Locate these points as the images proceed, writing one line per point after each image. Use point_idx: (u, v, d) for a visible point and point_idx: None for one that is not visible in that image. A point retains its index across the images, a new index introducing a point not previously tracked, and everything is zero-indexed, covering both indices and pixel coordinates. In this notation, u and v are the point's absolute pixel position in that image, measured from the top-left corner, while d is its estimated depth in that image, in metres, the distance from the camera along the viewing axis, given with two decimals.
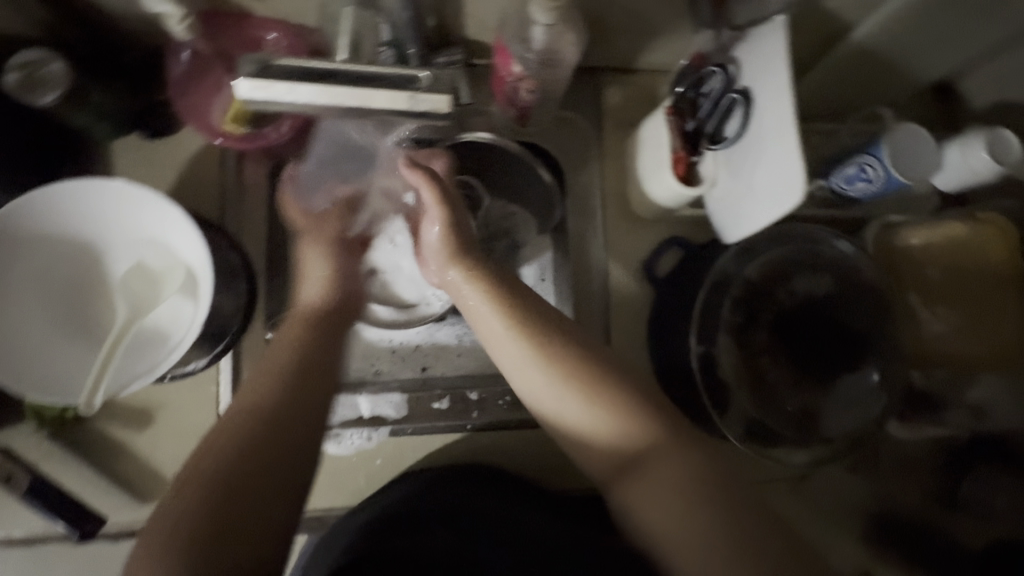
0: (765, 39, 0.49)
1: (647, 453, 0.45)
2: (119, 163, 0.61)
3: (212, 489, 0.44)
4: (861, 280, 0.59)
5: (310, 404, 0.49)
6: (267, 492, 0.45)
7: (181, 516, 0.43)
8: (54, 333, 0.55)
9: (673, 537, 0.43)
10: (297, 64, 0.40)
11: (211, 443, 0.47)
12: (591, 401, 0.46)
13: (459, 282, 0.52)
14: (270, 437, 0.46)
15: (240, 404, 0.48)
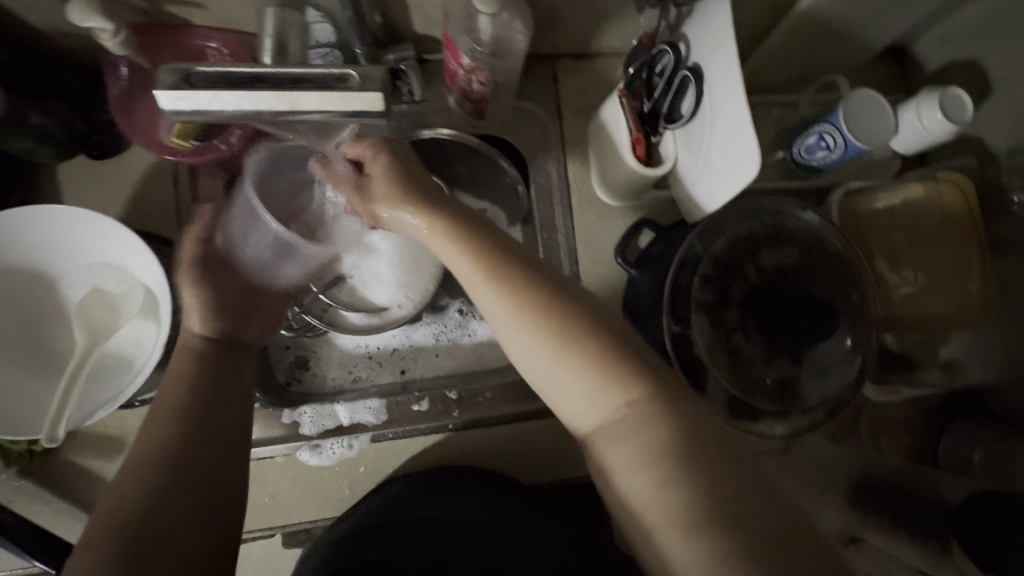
0: (711, 12, 0.48)
1: (631, 410, 0.40)
2: (68, 187, 0.60)
3: (136, 524, 0.40)
4: (823, 247, 0.60)
5: (228, 426, 0.48)
6: (197, 510, 0.43)
7: (103, 531, 0.39)
8: (10, 368, 0.52)
9: (653, 512, 0.37)
10: (219, 69, 0.37)
11: (119, 487, 0.42)
12: (571, 352, 0.41)
13: (417, 226, 0.46)
14: (191, 465, 0.44)
15: (162, 421, 0.46)
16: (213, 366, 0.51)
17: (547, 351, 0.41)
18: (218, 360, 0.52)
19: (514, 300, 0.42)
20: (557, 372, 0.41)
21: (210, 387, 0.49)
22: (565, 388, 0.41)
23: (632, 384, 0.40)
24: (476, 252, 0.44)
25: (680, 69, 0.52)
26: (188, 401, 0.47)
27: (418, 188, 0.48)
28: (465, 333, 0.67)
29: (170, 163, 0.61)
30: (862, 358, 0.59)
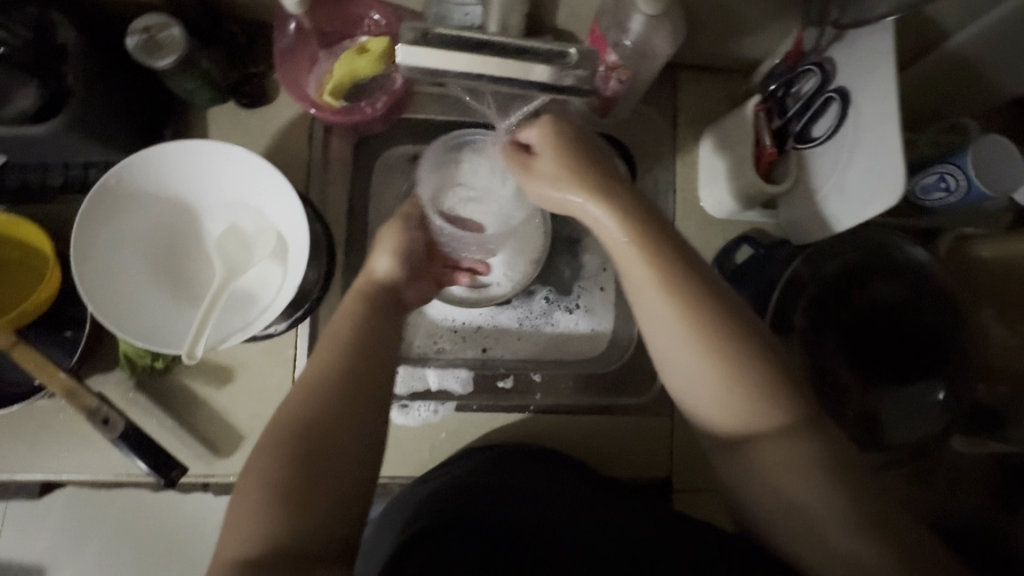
0: (872, 37, 0.49)
1: (778, 427, 0.46)
2: (215, 129, 0.63)
3: (294, 450, 0.45)
4: (936, 284, 0.59)
5: (379, 367, 0.51)
6: (350, 447, 0.47)
7: (274, 464, 0.45)
8: (153, 289, 0.57)
9: (796, 509, 0.45)
10: (453, 33, 0.46)
11: (282, 421, 0.47)
12: (721, 357, 0.47)
13: (605, 220, 0.50)
14: (341, 405, 0.48)
15: (318, 362, 0.50)
16: (380, 313, 0.54)
17: (692, 350, 0.47)
18: (383, 305, 0.55)
19: (681, 309, 0.47)
20: (698, 369, 0.47)
21: (365, 329, 0.52)
22: (717, 391, 0.47)
23: (782, 403, 0.46)
24: (646, 247, 0.49)
25: (824, 91, 0.53)
26: (349, 343, 0.51)
27: (588, 174, 0.52)
28: (548, 321, 0.69)
29: (308, 119, 0.64)
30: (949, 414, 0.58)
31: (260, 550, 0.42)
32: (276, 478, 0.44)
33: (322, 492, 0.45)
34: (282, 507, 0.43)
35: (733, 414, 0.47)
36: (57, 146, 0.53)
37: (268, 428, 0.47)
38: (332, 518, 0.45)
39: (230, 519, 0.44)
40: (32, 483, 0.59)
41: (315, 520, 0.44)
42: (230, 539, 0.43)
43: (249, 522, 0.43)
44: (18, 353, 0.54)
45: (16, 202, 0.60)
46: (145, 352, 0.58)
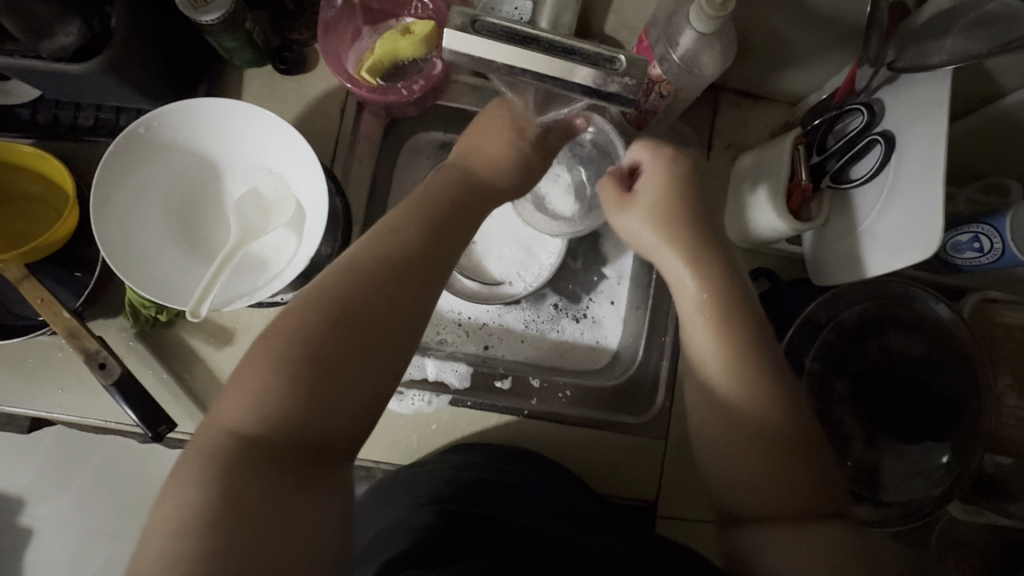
0: (923, 85, 0.47)
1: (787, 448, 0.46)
2: (249, 90, 0.63)
3: (327, 330, 0.44)
4: (955, 343, 0.56)
5: (431, 275, 0.50)
6: (382, 345, 0.46)
7: (307, 335, 0.44)
8: (167, 241, 0.57)
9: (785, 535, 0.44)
10: (504, 25, 0.45)
11: (329, 290, 0.46)
12: (746, 381, 0.48)
13: (656, 244, 0.54)
14: (386, 298, 0.47)
15: (373, 246, 0.49)
16: (448, 217, 0.53)
17: (726, 364, 0.48)
18: (455, 203, 0.55)
19: (715, 312, 0.49)
20: (724, 388, 0.48)
21: (430, 231, 0.51)
22: (741, 394, 0.47)
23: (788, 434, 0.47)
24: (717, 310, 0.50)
25: (868, 132, 0.52)
26: (407, 242, 0.50)
27: (678, 209, 0.54)
28: (553, 328, 0.70)
29: (341, 93, 0.64)
30: (952, 479, 0.55)
31: (274, 422, 0.41)
32: (302, 352, 0.43)
33: (344, 381, 0.44)
34: (298, 386, 0.42)
35: (735, 426, 0.48)
36: (94, 87, 0.53)
37: (308, 294, 0.46)
38: (346, 410, 0.44)
39: (240, 381, 0.43)
40: (22, 416, 0.60)
41: (333, 401, 0.43)
42: (236, 405, 0.42)
43: (265, 391, 0.42)
44: (25, 288, 0.54)
45: (43, 137, 0.60)
46: (150, 303, 0.57)
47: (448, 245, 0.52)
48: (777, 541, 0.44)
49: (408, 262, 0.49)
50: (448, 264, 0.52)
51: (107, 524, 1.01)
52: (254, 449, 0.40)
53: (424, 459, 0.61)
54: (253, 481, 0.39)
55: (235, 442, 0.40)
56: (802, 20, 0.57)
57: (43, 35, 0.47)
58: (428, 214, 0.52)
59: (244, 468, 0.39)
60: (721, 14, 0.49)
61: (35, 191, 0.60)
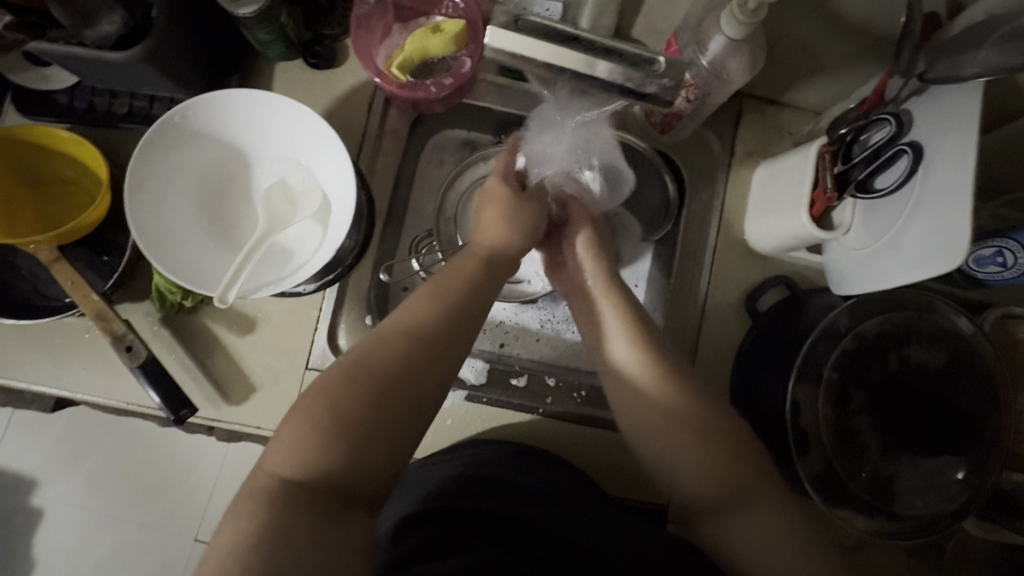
0: (956, 98, 0.47)
1: (722, 452, 0.50)
2: (280, 83, 0.64)
3: (366, 394, 0.46)
4: (977, 359, 0.56)
5: (461, 338, 0.52)
6: (414, 407, 0.48)
7: (346, 396, 0.46)
8: (196, 229, 0.59)
9: (748, 541, 0.47)
10: (546, 24, 0.46)
11: (367, 353, 0.49)
12: (671, 387, 0.53)
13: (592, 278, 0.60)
14: (422, 366, 0.49)
15: (406, 313, 0.51)
16: (484, 279, 0.56)
17: (645, 370, 0.54)
18: (489, 269, 0.57)
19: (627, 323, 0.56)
20: (652, 394, 0.53)
21: (465, 295, 0.54)
22: (666, 404, 0.52)
23: (710, 435, 0.51)
24: (627, 316, 0.57)
25: (896, 143, 0.51)
26: (443, 309, 0.52)
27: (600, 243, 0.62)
28: (569, 328, 0.70)
29: (369, 89, 0.65)
30: (969, 494, 0.55)
31: (313, 471, 0.43)
32: (345, 411, 0.45)
33: (377, 445, 0.46)
34: (337, 446, 0.44)
35: (676, 437, 0.52)
36: (132, 76, 0.54)
37: (346, 358, 0.49)
38: (377, 469, 0.46)
39: (282, 434, 0.45)
40: (47, 395, 0.61)
41: (370, 454, 0.45)
42: (278, 453, 0.44)
43: (306, 443, 0.44)
44: (56, 270, 0.55)
45: (78, 123, 0.61)
46: (177, 289, 0.58)
47: (479, 312, 0.54)
48: (750, 548, 0.47)
49: (444, 330, 0.51)
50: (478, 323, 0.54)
51: (117, 509, 1.02)
52: (294, 489, 0.42)
53: (438, 453, 0.61)
54: (292, 515, 0.41)
55: (278, 483, 0.42)
56: (831, 28, 0.57)
57: (87, 23, 0.49)
58: (464, 276, 0.55)
59: (286, 508, 0.41)
60: (752, 21, 0.49)
61: (70, 174, 0.62)
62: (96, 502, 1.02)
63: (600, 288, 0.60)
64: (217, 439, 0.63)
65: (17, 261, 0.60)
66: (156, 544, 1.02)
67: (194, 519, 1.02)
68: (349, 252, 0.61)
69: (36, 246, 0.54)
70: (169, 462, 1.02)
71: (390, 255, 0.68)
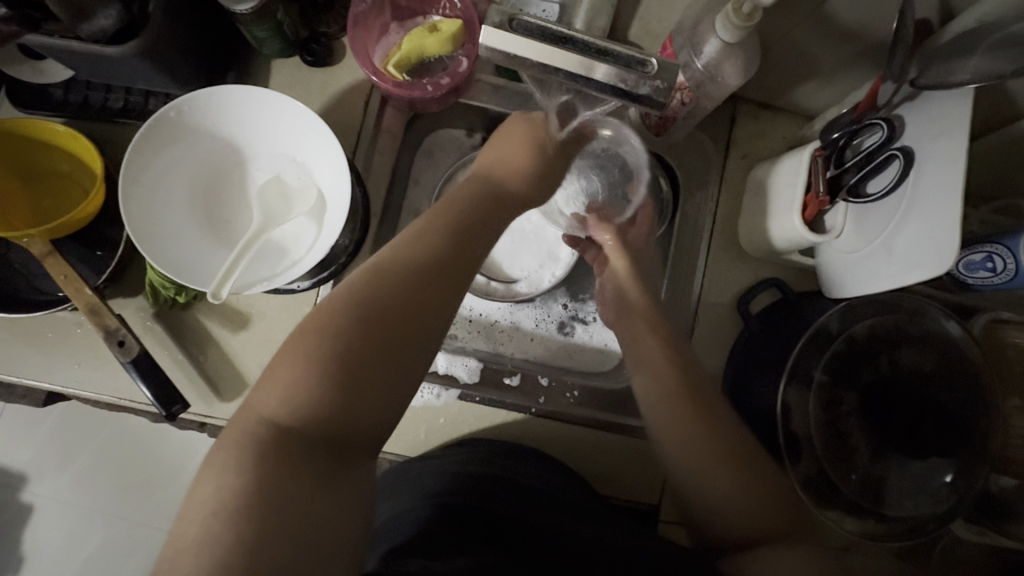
0: (945, 104, 0.48)
1: (719, 433, 0.52)
2: (276, 80, 0.64)
3: (353, 334, 0.45)
4: (967, 364, 0.57)
5: (449, 279, 0.50)
6: (404, 350, 0.47)
7: (335, 336, 0.45)
8: (191, 223, 0.59)
9: (744, 519, 0.49)
10: (541, 24, 0.46)
11: (356, 290, 0.47)
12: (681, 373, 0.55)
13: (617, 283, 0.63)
14: (415, 305, 0.48)
15: (394, 251, 0.50)
16: (467, 217, 0.55)
17: (658, 340, 0.57)
18: (479, 208, 0.56)
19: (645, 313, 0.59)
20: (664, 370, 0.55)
21: (452, 235, 0.52)
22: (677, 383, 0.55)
23: (712, 416, 0.53)
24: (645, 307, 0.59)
25: (887, 148, 0.52)
26: (432, 245, 0.51)
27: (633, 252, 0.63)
28: (562, 328, 0.70)
29: (365, 86, 0.65)
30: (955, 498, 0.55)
31: (301, 419, 0.42)
32: (333, 352, 0.44)
33: (368, 386, 0.45)
34: (324, 387, 0.43)
35: (692, 413, 0.53)
36: (126, 70, 0.54)
37: (335, 295, 0.47)
38: (373, 408, 0.45)
39: (274, 372, 0.44)
40: (39, 388, 0.61)
41: (360, 397, 0.44)
42: (268, 396, 0.43)
43: (295, 387, 0.43)
44: (49, 264, 0.55)
45: (73, 117, 0.61)
46: (170, 284, 0.58)
47: (472, 252, 0.53)
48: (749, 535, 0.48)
49: (432, 265, 0.50)
50: (466, 264, 0.52)
51: (108, 505, 1.02)
52: (282, 436, 0.41)
53: (434, 451, 0.61)
54: (284, 470, 0.40)
55: (265, 429, 0.42)
56: (826, 33, 0.57)
57: (83, 17, 0.48)
58: (454, 215, 0.54)
59: (277, 462, 0.40)
60: (747, 24, 0.49)
61: (64, 169, 0.61)
62: (88, 497, 1.02)
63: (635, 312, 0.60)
64: (209, 435, 0.63)
65: (10, 254, 0.60)
66: (146, 540, 1.02)
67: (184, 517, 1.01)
68: (342, 251, 0.61)
69: (29, 239, 0.54)
70: (162, 457, 1.01)
71: None
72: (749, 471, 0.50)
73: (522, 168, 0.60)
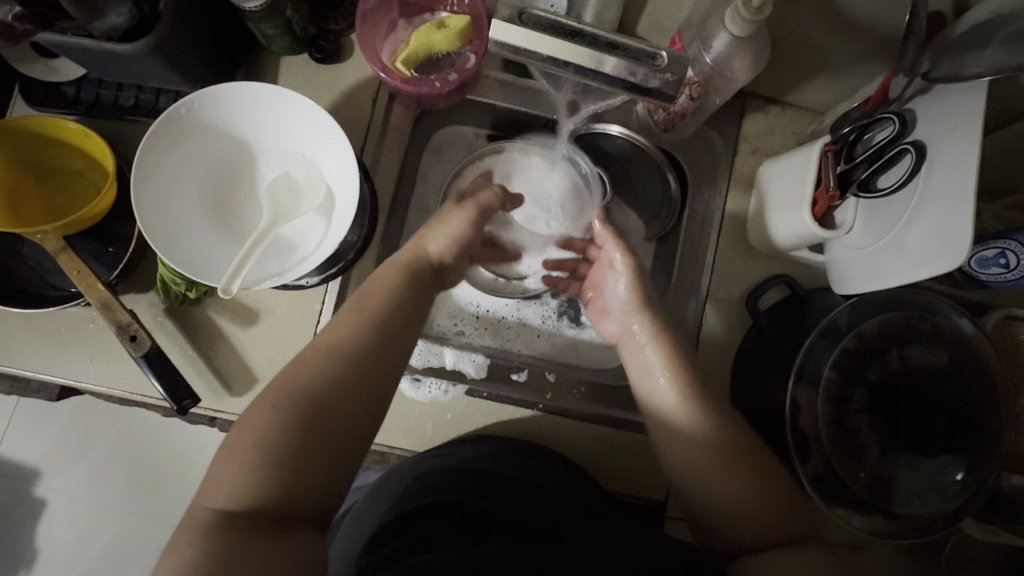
0: (958, 97, 0.47)
1: (719, 449, 0.51)
2: (285, 78, 0.65)
3: (290, 424, 0.44)
4: (978, 361, 0.56)
5: (387, 359, 0.50)
6: (340, 439, 0.45)
7: (270, 429, 0.43)
8: (201, 221, 0.59)
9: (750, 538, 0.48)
10: (550, 18, 0.46)
11: (292, 379, 0.46)
12: (687, 385, 0.53)
13: (629, 308, 0.58)
14: (349, 394, 0.47)
15: (331, 334, 0.49)
16: (414, 287, 0.54)
17: (661, 355, 0.55)
18: (421, 282, 0.55)
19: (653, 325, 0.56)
20: (667, 389, 0.53)
21: (394, 308, 0.51)
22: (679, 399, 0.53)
23: (716, 434, 0.51)
24: (647, 316, 0.57)
25: (898, 143, 0.51)
26: (370, 324, 0.50)
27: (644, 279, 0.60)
28: (570, 325, 0.71)
29: (372, 83, 0.65)
30: (967, 497, 0.55)
31: (254, 500, 0.41)
32: (274, 441, 0.43)
33: (308, 474, 0.43)
34: (264, 483, 0.42)
35: (686, 436, 0.52)
36: (137, 67, 0.55)
37: (271, 386, 0.46)
38: (317, 500, 0.44)
39: (218, 465, 0.43)
40: (52, 383, 0.61)
41: (304, 484, 0.43)
42: (217, 484, 0.42)
43: (239, 476, 0.42)
44: (62, 260, 0.56)
45: (85, 115, 0.62)
46: (181, 280, 0.59)
47: (412, 325, 0.52)
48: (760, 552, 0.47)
49: (368, 345, 0.49)
50: (406, 339, 0.52)
51: (120, 500, 1.03)
52: (241, 514, 0.40)
53: (438, 448, 0.61)
54: (248, 526, 0.40)
55: (222, 509, 0.41)
56: (836, 27, 0.57)
57: (95, 15, 0.48)
58: (390, 287, 0.53)
59: (244, 530, 0.40)
60: (756, 19, 0.49)
61: (76, 166, 0.62)
62: (100, 491, 1.03)
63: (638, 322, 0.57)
64: (219, 430, 0.64)
65: (24, 250, 0.61)
66: (157, 534, 1.03)
67: None
68: (352, 247, 0.62)
69: (44, 235, 0.55)
70: (173, 452, 1.03)
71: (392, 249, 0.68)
72: (753, 480, 0.50)
73: (452, 236, 0.57)
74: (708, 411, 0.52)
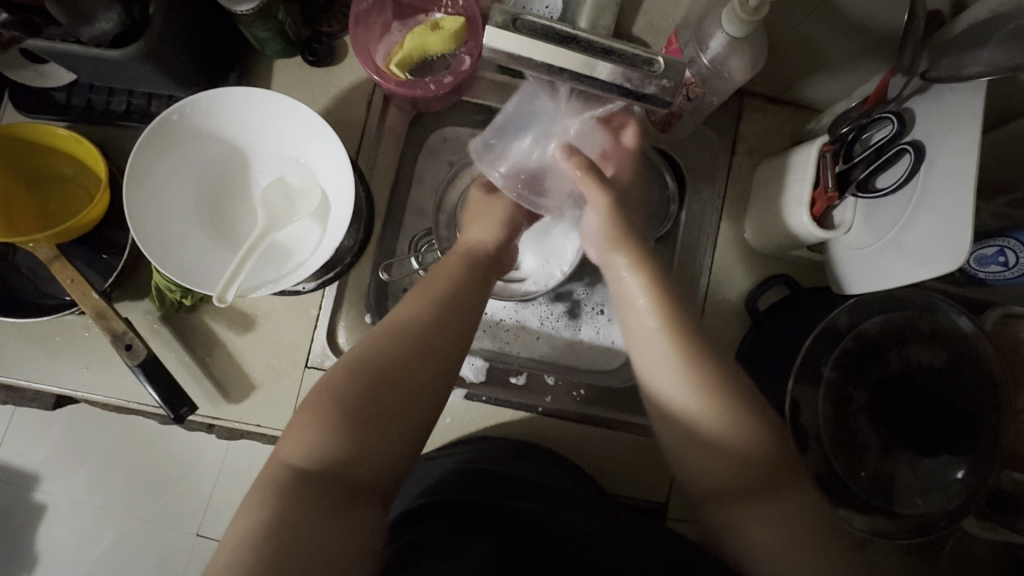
0: (955, 97, 0.47)
1: (741, 451, 0.48)
2: (278, 81, 0.64)
3: (373, 383, 0.47)
4: (980, 360, 0.55)
5: (466, 325, 0.53)
6: (418, 397, 0.48)
7: (355, 386, 0.46)
8: (195, 228, 0.59)
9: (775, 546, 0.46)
10: (543, 22, 0.46)
11: (376, 338, 0.49)
12: (702, 384, 0.49)
13: (623, 269, 0.55)
14: (429, 356, 0.49)
15: (413, 302, 0.52)
16: (474, 274, 0.57)
17: (674, 354, 0.50)
18: (481, 266, 0.58)
19: (660, 313, 0.52)
20: (675, 386, 0.50)
21: (465, 282, 0.55)
22: (692, 397, 0.49)
23: (732, 432, 0.48)
24: (660, 304, 0.52)
25: (897, 142, 0.51)
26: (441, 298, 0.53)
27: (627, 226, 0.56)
28: (570, 327, 0.70)
29: (367, 86, 0.64)
30: (970, 494, 0.54)
31: (317, 464, 0.43)
32: (353, 397, 0.46)
33: (387, 431, 0.46)
34: (343, 438, 0.44)
35: (700, 433, 0.49)
36: (128, 73, 0.54)
37: (353, 351, 0.49)
38: (388, 457, 0.46)
39: (293, 425, 0.46)
40: (48, 392, 0.61)
41: (377, 447, 0.45)
42: (293, 443, 0.44)
43: (318, 431, 0.44)
44: (55, 269, 0.55)
45: (76, 121, 0.61)
46: (176, 287, 0.58)
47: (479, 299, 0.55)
48: (776, 553, 0.46)
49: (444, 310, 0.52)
50: (473, 311, 0.54)
51: (120, 503, 1.03)
52: (306, 478, 0.42)
53: (443, 451, 0.61)
54: (308, 504, 0.41)
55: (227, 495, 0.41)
56: (834, 25, 0.56)
57: (83, 19, 0.48)
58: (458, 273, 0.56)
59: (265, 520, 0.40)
60: (753, 19, 0.49)
61: (68, 173, 0.62)
62: (98, 496, 1.03)
63: (630, 271, 0.54)
64: (218, 437, 0.64)
65: (16, 260, 0.60)
66: (157, 539, 1.03)
67: (195, 514, 1.02)
68: (348, 251, 0.62)
69: (36, 244, 0.54)
70: (170, 457, 1.02)
71: (388, 253, 0.68)
72: (768, 488, 0.47)
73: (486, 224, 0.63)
74: (725, 403, 0.49)
